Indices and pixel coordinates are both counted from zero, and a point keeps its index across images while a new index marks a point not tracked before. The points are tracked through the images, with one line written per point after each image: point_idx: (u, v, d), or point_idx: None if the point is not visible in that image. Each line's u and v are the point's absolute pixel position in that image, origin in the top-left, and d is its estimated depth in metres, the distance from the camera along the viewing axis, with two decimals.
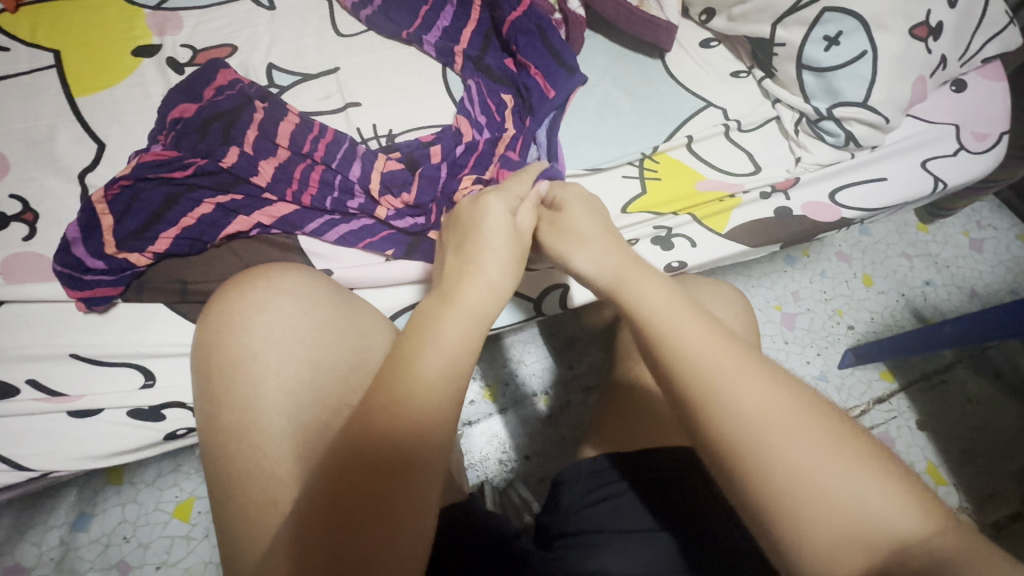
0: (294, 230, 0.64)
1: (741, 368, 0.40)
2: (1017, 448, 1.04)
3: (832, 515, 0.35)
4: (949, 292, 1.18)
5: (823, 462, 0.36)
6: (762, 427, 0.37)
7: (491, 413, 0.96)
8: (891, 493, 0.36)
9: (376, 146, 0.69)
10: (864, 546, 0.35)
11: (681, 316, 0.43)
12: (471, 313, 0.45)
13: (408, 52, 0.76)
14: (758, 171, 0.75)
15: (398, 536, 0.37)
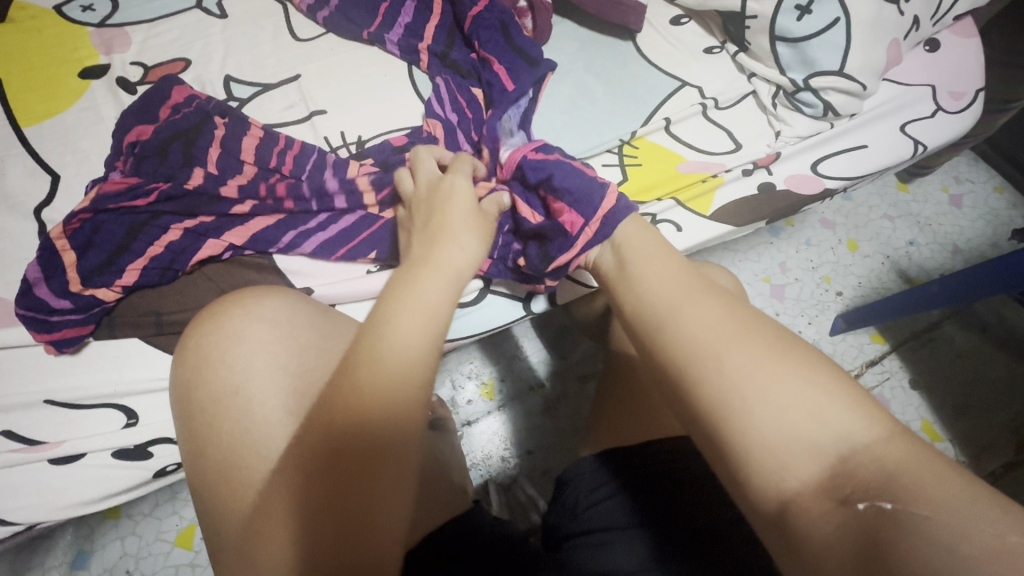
0: (268, 249, 0.61)
1: (690, 296, 0.41)
2: (1007, 398, 1.06)
3: (787, 425, 0.34)
4: (932, 250, 1.19)
5: (767, 370, 0.36)
6: (705, 346, 0.38)
7: (490, 411, 0.96)
8: (842, 403, 0.34)
9: (346, 154, 0.66)
10: (812, 454, 0.33)
11: (650, 266, 0.45)
12: (436, 284, 0.45)
13: (370, 52, 0.73)
14: (738, 148, 0.73)
15: (372, 435, 0.38)
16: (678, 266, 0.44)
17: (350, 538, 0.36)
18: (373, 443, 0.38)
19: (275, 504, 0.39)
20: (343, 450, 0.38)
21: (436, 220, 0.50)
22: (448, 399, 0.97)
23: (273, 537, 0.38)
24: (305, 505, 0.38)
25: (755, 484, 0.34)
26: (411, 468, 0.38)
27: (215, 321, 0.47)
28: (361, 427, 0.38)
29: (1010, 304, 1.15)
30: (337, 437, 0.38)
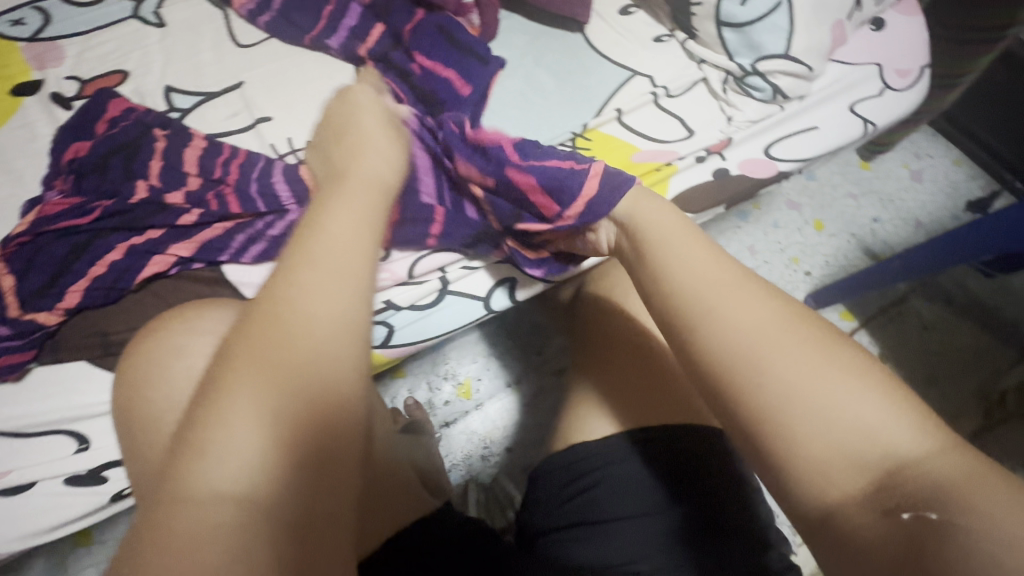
0: (218, 259, 0.59)
1: (729, 292, 0.41)
2: (972, 365, 1.12)
3: (830, 433, 0.34)
4: (896, 226, 1.21)
5: (813, 377, 0.36)
6: (741, 350, 0.38)
7: (467, 411, 0.98)
8: (890, 414, 0.34)
9: (294, 160, 0.65)
10: (857, 468, 0.34)
11: (686, 258, 0.44)
12: (363, 190, 0.49)
13: (316, 56, 0.72)
14: (691, 135, 0.74)
15: (296, 300, 0.39)
16: (713, 257, 0.44)
17: (308, 411, 0.36)
18: (295, 304, 0.39)
19: (210, 400, 0.35)
20: (303, 326, 0.38)
21: (353, 142, 0.54)
22: (426, 403, 0.98)
23: (206, 438, 0.34)
24: (253, 386, 0.36)
25: (797, 493, 0.35)
26: (338, 329, 0.39)
27: (172, 336, 0.47)
28: (285, 298, 0.39)
29: (972, 274, 1.19)
30: (261, 310, 0.39)
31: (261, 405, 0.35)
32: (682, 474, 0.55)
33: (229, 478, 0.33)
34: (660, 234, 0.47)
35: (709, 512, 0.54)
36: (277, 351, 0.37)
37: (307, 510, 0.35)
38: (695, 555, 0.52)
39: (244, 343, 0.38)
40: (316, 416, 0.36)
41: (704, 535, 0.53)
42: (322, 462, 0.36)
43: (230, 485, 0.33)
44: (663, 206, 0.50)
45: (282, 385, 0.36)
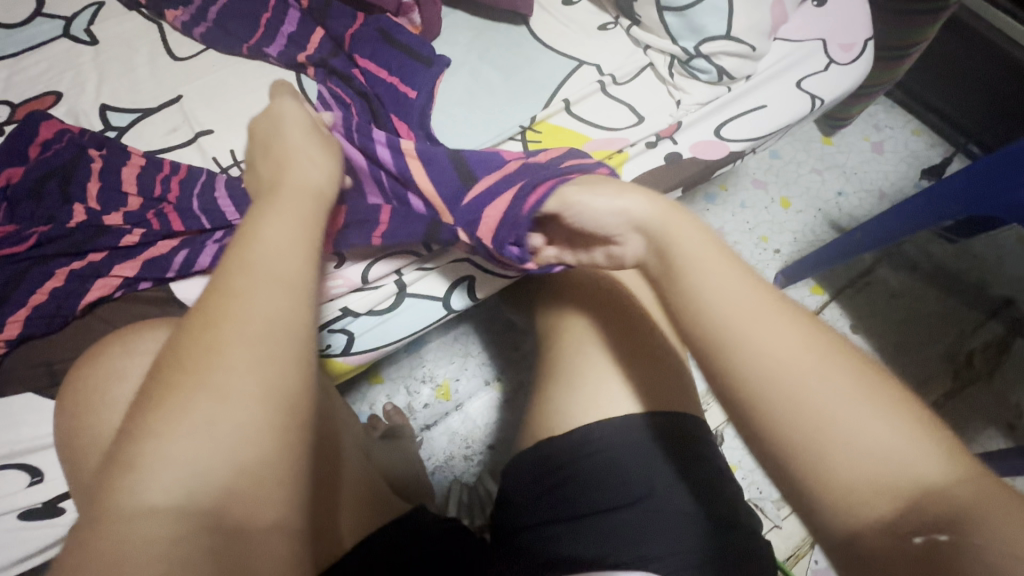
0: (164, 278, 0.57)
1: (759, 305, 0.36)
2: (940, 329, 1.14)
3: (859, 458, 0.31)
4: (860, 198, 1.23)
5: (847, 399, 0.32)
6: (780, 379, 0.34)
7: (447, 412, 0.98)
8: (918, 442, 0.31)
9: (239, 172, 0.63)
10: (884, 494, 0.30)
11: (707, 261, 0.39)
12: (296, 199, 0.45)
13: (255, 65, 0.70)
14: (642, 121, 0.74)
15: (221, 316, 0.36)
16: (732, 265, 0.39)
17: (243, 418, 0.34)
18: (220, 315, 0.36)
19: (143, 413, 0.34)
20: (238, 332, 0.36)
21: (277, 150, 0.50)
22: (405, 407, 0.98)
23: (139, 451, 0.32)
24: (186, 394, 0.34)
25: (818, 520, 0.32)
26: (268, 341, 0.36)
27: (120, 360, 0.46)
28: (212, 317, 0.36)
29: (935, 241, 1.21)
30: (184, 334, 0.36)
31: (195, 413, 0.33)
32: (651, 463, 0.55)
33: (164, 495, 0.31)
34: (677, 235, 0.42)
35: (677, 497, 0.54)
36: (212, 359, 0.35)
37: (245, 521, 0.33)
38: (667, 545, 0.51)
39: (165, 369, 0.35)
40: (252, 422, 0.34)
41: (682, 521, 0.53)
42: (260, 471, 0.34)
43: (165, 499, 0.31)
44: (700, 225, 0.42)
45: (213, 392, 0.34)
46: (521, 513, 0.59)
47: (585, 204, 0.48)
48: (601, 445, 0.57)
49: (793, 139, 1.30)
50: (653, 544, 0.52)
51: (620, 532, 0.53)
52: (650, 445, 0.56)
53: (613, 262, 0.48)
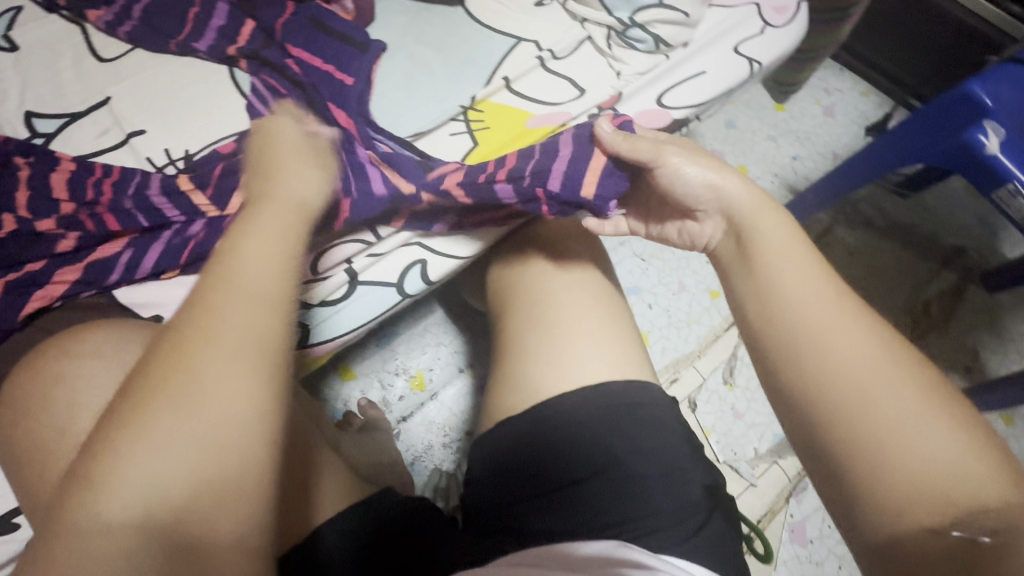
0: (109, 283, 0.56)
1: (838, 328, 0.47)
2: (895, 282, 1.18)
3: (920, 469, 0.40)
4: (815, 161, 1.26)
5: (914, 423, 0.42)
6: (852, 385, 0.44)
7: (423, 402, 0.98)
8: (979, 467, 0.40)
9: (175, 170, 0.63)
10: (938, 502, 0.39)
11: (797, 292, 0.50)
12: (281, 213, 0.48)
13: (185, 61, 0.69)
14: (583, 94, 0.74)
15: (202, 338, 0.38)
16: (824, 292, 0.50)
17: (205, 435, 0.36)
18: (195, 339, 0.38)
19: (106, 427, 0.35)
20: (208, 353, 0.38)
21: (268, 167, 0.52)
22: (380, 401, 0.97)
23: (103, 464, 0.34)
24: (146, 411, 0.36)
25: (869, 514, 0.41)
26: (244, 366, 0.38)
27: (66, 363, 0.48)
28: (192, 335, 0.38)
29: (887, 197, 1.25)
30: (163, 353, 0.38)
31: (159, 433, 0.35)
32: (607, 437, 0.56)
33: (126, 509, 0.33)
34: (778, 261, 0.52)
35: (636, 464, 0.55)
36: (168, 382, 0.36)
37: (203, 537, 0.35)
38: (625, 516, 0.53)
39: (139, 384, 0.37)
40: (216, 438, 0.36)
41: (646, 496, 0.54)
42: (218, 485, 0.36)
43: (124, 515, 0.33)
44: (785, 221, 0.54)
45: (178, 411, 0.36)
46: (488, 489, 0.60)
47: (677, 170, 0.57)
48: (574, 416, 0.57)
49: (747, 106, 1.32)
50: (618, 510, 0.53)
51: (591, 503, 0.54)
52: (617, 413, 0.57)
53: (686, 236, 0.61)
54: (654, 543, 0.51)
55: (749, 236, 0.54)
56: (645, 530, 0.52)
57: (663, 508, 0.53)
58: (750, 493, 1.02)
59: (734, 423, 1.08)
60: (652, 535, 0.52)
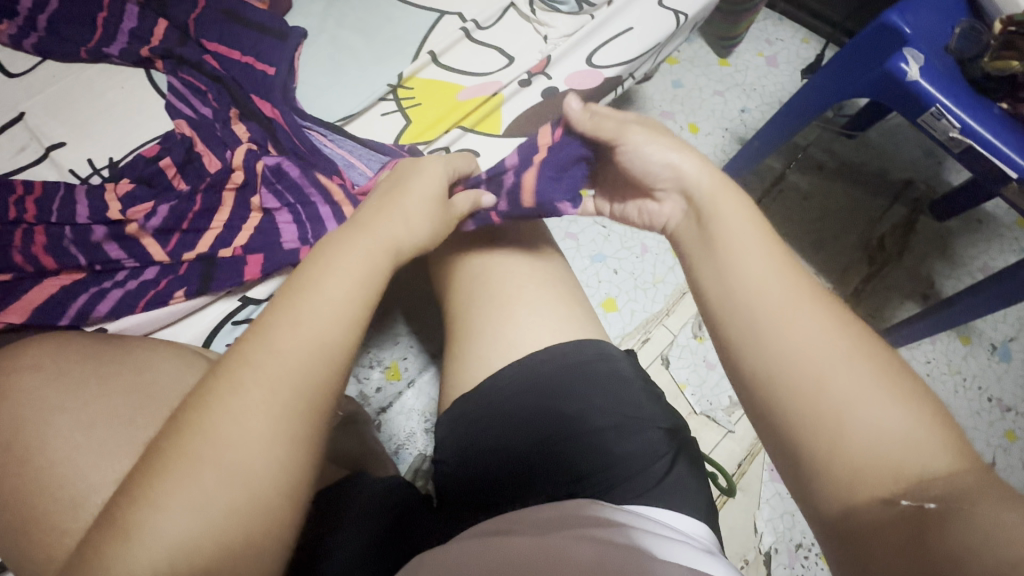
0: (65, 317, 0.57)
1: (791, 306, 0.44)
2: (852, 220, 1.18)
3: (873, 446, 0.36)
4: (762, 112, 1.26)
5: (866, 399, 0.38)
6: (803, 363, 0.41)
7: (400, 392, 0.98)
8: (936, 445, 0.36)
9: (100, 180, 0.63)
10: (890, 477, 0.35)
11: (740, 258, 0.48)
12: (375, 250, 0.47)
13: (99, 68, 0.68)
14: (511, 61, 0.75)
15: (216, 410, 0.37)
16: (769, 252, 0.48)
17: (235, 500, 0.35)
18: (213, 409, 0.37)
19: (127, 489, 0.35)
20: (253, 410, 0.37)
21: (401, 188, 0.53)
22: (358, 395, 0.97)
23: (132, 520, 0.34)
24: (185, 467, 0.35)
25: (822, 493, 0.38)
26: (257, 437, 0.37)
27: (5, 377, 0.48)
28: (211, 403, 0.37)
29: (838, 140, 1.25)
30: (179, 420, 0.37)
31: (163, 505, 0.34)
32: (567, 403, 0.56)
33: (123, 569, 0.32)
34: (730, 223, 0.50)
35: (597, 420, 0.56)
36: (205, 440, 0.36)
37: None
38: (599, 482, 0.54)
39: (160, 450, 0.36)
40: (235, 501, 0.35)
41: (626, 461, 0.54)
42: (238, 554, 0.35)
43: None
44: (742, 204, 0.51)
45: (175, 474, 0.35)
46: (453, 466, 0.60)
47: (638, 148, 0.55)
48: (527, 384, 0.57)
49: (694, 70, 1.31)
50: (582, 463, 0.55)
51: (558, 469, 0.55)
52: (569, 372, 0.58)
53: (646, 215, 0.59)
54: (620, 496, 0.53)
55: (707, 207, 0.52)
56: (614, 480, 0.54)
57: (624, 456, 0.54)
58: (728, 440, 1.04)
59: (707, 374, 1.10)
60: (620, 486, 0.53)
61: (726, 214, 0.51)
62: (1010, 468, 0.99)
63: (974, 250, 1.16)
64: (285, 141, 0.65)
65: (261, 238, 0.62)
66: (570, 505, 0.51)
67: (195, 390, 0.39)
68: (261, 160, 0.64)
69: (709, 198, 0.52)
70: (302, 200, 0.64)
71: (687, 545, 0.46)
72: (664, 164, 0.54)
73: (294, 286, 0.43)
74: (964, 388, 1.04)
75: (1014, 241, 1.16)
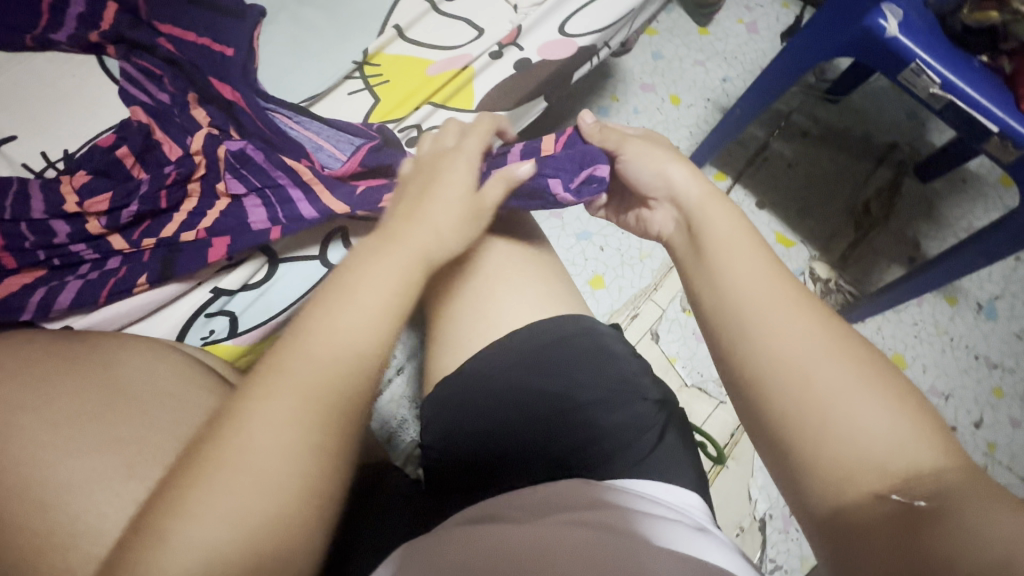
0: (26, 312, 0.56)
1: (774, 304, 0.44)
2: (837, 186, 1.17)
3: (860, 442, 0.35)
4: (744, 81, 1.24)
5: (851, 394, 0.37)
6: (787, 359, 0.40)
7: (391, 380, 0.97)
8: (922, 441, 0.35)
9: (55, 173, 0.63)
10: (878, 472, 0.34)
11: (728, 257, 0.48)
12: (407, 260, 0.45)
13: (48, 58, 0.68)
14: (481, 33, 0.73)
15: (248, 428, 0.34)
16: (751, 253, 0.48)
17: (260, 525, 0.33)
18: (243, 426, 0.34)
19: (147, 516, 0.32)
20: (280, 427, 0.35)
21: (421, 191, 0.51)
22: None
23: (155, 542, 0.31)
24: (209, 486, 0.32)
25: (811, 488, 0.37)
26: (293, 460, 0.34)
27: None
28: (242, 419, 0.35)
29: (822, 105, 1.23)
30: (207, 438, 0.34)
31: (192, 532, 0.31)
32: (554, 380, 0.56)
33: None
34: (718, 229, 0.51)
35: (582, 394, 0.55)
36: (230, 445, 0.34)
37: None
38: (588, 457, 0.53)
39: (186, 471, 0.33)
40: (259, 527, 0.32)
41: (614, 434, 0.54)
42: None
43: None
44: (731, 210, 0.52)
45: (197, 497, 0.32)
46: (436, 452, 0.58)
47: (634, 160, 0.58)
48: (511, 364, 0.56)
49: (672, 39, 1.28)
50: (570, 439, 0.54)
51: (547, 448, 0.54)
52: (549, 350, 0.57)
53: (642, 222, 0.61)
54: (608, 471, 0.52)
55: (697, 215, 0.53)
56: (605, 452, 0.53)
57: (611, 429, 0.54)
58: (720, 411, 1.04)
59: (696, 346, 1.10)
60: (609, 460, 0.53)
61: (716, 220, 0.51)
62: (997, 424, 1.00)
63: (958, 210, 1.15)
64: (246, 121, 0.63)
65: (227, 219, 0.61)
66: (553, 489, 0.48)
67: (223, 407, 0.36)
68: (223, 146, 0.62)
69: (696, 207, 0.53)
70: (270, 183, 0.62)
71: (679, 524, 0.43)
72: (657, 175, 0.56)
73: (327, 296, 0.41)
74: (951, 348, 1.05)
75: (997, 199, 1.16)
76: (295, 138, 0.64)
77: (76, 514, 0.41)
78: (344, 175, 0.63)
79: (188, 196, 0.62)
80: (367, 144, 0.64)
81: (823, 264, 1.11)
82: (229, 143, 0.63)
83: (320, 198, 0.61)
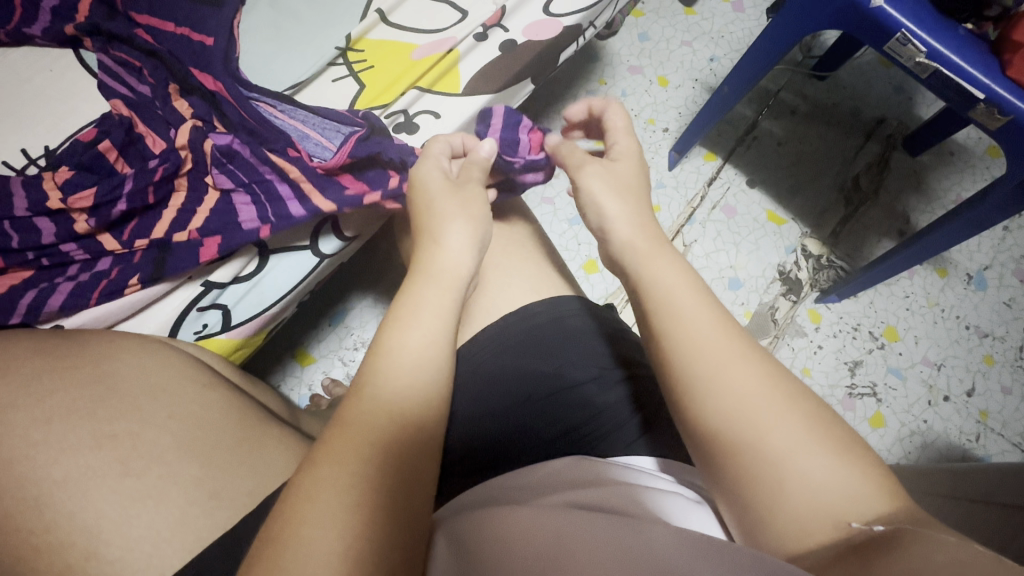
0: (21, 314, 0.56)
1: (736, 354, 0.41)
2: (827, 163, 1.17)
3: (819, 495, 0.35)
4: (731, 60, 1.23)
5: (809, 447, 0.37)
6: (747, 421, 0.38)
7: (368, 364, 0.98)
8: (873, 484, 0.36)
9: (37, 169, 0.63)
10: (833, 521, 0.35)
11: (691, 292, 0.45)
12: (443, 294, 0.45)
13: (23, 52, 0.68)
14: (464, 16, 0.72)
15: (320, 488, 0.34)
16: (703, 291, 0.45)
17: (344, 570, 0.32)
18: (316, 486, 0.35)
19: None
20: (350, 477, 0.35)
21: (426, 224, 0.50)
22: (344, 378, 0.93)
23: None
24: (294, 548, 0.32)
25: (771, 537, 0.36)
26: (372, 512, 0.34)
27: None
28: (315, 479, 0.35)
29: (809, 81, 1.23)
30: (286, 501, 0.34)
31: None
32: (547, 366, 0.55)
33: None
34: (663, 267, 0.47)
35: (577, 373, 0.55)
36: (310, 505, 0.34)
37: None
38: (589, 437, 0.53)
39: (273, 533, 0.33)
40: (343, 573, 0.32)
41: (611, 412, 0.54)
42: None
43: None
44: (683, 261, 0.47)
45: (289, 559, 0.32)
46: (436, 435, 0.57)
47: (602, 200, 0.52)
48: (502, 350, 0.56)
49: (659, 19, 1.26)
50: (569, 419, 0.53)
51: (549, 435, 0.53)
52: (541, 332, 0.57)
53: None
54: (610, 449, 0.52)
55: (641, 267, 0.48)
56: (605, 429, 0.53)
57: (606, 406, 0.54)
58: None
59: None
60: (608, 439, 0.52)
61: (662, 261, 0.48)
62: (989, 392, 1.01)
63: (946, 182, 1.16)
64: (229, 112, 0.63)
65: (216, 219, 0.60)
66: (555, 466, 0.48)
67: (297, 469, 0.36)
68: (209, 140, 0.61)
69: (643, 258, 0.48)
70: (257, 178, 0.62)
71: (677, 496, 0.43)
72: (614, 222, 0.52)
73: (381, 331, 0.43)
74: (942, 319, 1.06)
75: (985, 170, 1.17)
76: (280, 127, 0.63)
77: (73, 510, 0.41)
78: (333, 168, 0.61)
79: (176, 190, 0.62)
80: (354, 133, 0.63)
81: (814, 242, 1.11)
82: (215, 135, 0.62)
83: (310, 199, 0.60)
